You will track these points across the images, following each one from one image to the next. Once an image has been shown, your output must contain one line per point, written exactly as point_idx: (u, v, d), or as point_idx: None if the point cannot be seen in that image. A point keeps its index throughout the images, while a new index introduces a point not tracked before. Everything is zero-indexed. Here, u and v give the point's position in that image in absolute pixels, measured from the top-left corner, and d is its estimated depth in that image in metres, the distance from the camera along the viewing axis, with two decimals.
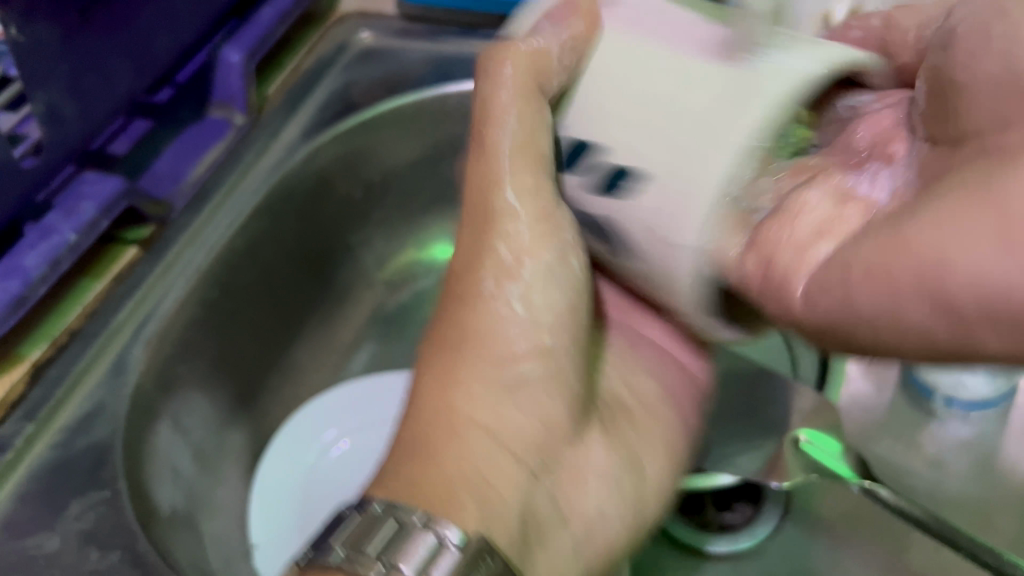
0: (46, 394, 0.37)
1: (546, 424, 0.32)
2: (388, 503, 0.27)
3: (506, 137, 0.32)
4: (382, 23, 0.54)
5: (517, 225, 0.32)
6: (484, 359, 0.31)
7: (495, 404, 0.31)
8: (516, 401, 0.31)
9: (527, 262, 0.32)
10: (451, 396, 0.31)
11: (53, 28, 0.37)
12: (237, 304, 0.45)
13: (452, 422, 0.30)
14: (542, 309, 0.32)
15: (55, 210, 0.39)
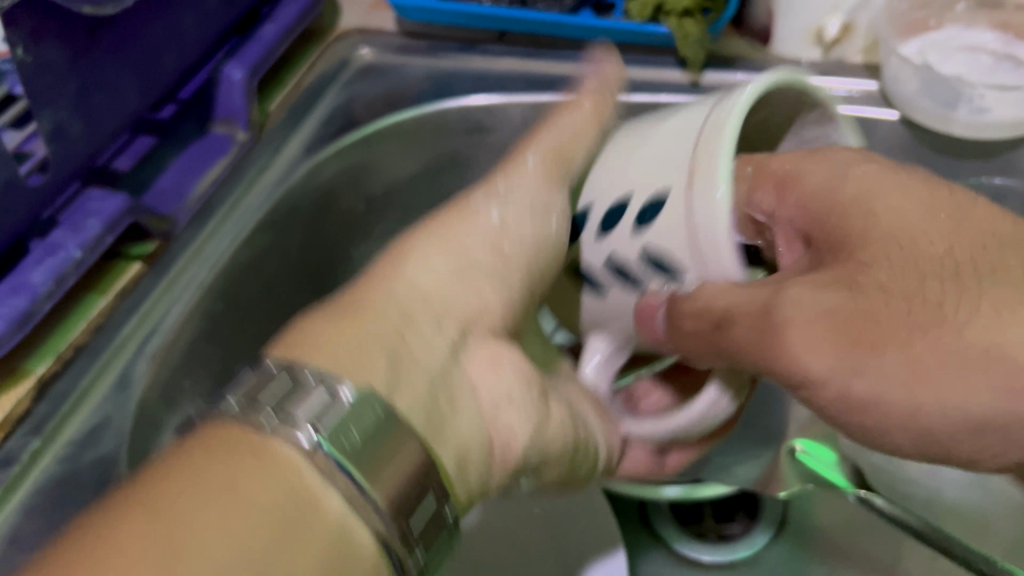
0: (51, 410, 0.37)
1: (484, 307, 0.30)
2: (284, 362, 0.25)
3: (519, 195, 0.34)
4: (383, 40, 0.55)
5: (508, 193, 0.34)
6: (442, 242, 0.31)
7: (442, 282, 0.30)
8: (463, 282, 0.30)
9: (515, 202, 0.34)
10: (401, 254, 0.30)
11: (62, 49, 0.38)
12: (242, 318, 0.45)
13: (389, 280, 0.29)
14: (515, 227, 0.33)
15: (62, 227, 0.40)
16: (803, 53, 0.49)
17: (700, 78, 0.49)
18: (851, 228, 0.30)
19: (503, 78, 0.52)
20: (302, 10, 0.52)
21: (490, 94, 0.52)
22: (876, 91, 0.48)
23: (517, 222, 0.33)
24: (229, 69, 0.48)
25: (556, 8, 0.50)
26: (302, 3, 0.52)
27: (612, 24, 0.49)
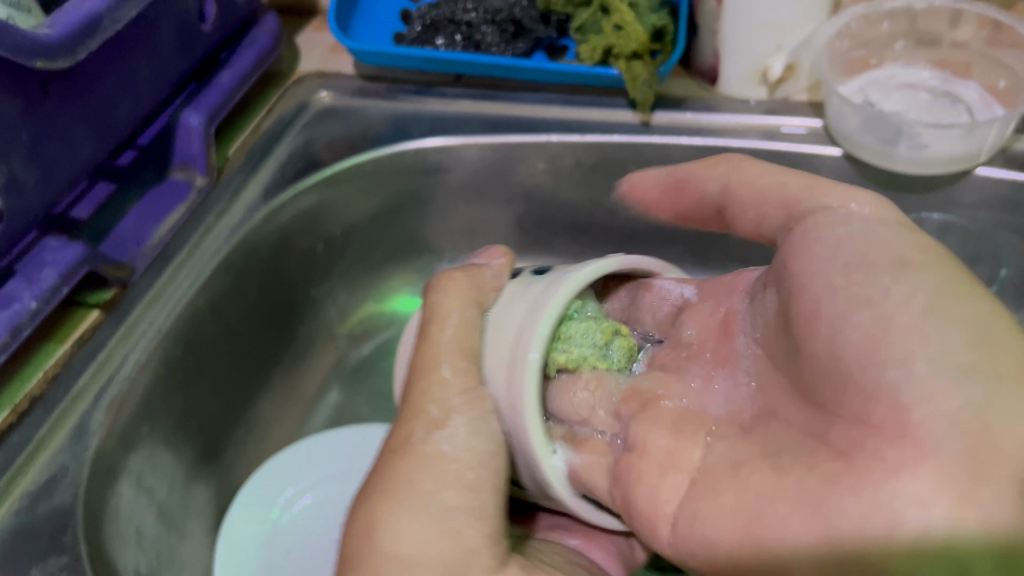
0: (7, 460, 0.37)
1: (463, 552, 0.30)
2: None
3: (449, 329, 0.37)
4: (341, 83, 0.56)
5: (444, 391, 0.35)
6: (409, 496, 0.31)
7: (412, 530, 0.30)
8: (443, 528, 0.30)
9: (454, 414, 0.34)
10: (376, 538, 0.30)
11: (13, 101, 0.38)
12: (200, 364, 0.46)
13: (373, 568, 0.29)
14: (465, 449, 0.33)
15: (17, 277, 0.40)
16: (750, 92, 0.50)
17: (650, 118, 0.50)
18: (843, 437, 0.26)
19: (459, 119, 0.53)
20: (259, 55, 0.53)
21: (443, 136, 0.53)
22: (821, 127, 0.49)
23: (467, 444, 0.33)
24: (187, 115, 0.49)
25: (507, 53, 0.51)
26: (259, 49, 0.53)
27: (566, 67, 0.50)
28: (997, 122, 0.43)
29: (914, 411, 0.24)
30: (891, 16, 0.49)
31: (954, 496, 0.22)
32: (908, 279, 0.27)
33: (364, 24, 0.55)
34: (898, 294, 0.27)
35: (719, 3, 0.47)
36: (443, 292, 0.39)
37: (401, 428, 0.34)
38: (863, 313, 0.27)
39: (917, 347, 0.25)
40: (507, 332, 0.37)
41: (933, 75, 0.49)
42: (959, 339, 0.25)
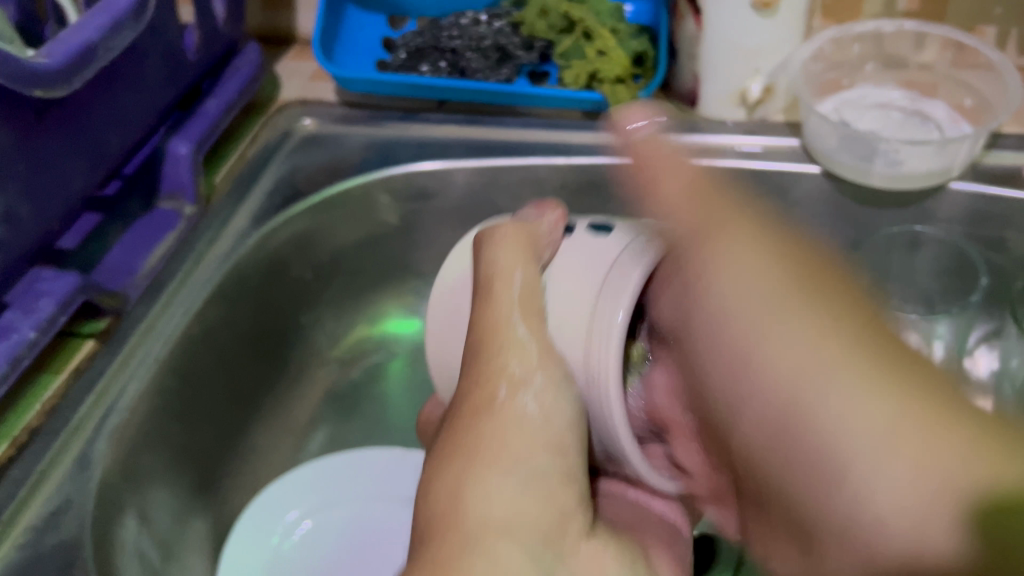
0: (8, 495, 0.37)
1: (548, 509, 0.32)
2: None
3: (516, 287, 0.37)
4: (323, 110, 0.56)
5: (519, 340, 0.36)
6: (491, 464, 0.32)
7: (506, 493, 0.31)
8: (533, 484, 0.32)
9: (537, 374, 0.36)
10: (467, 495, 0.30)
11: (9, 132, 0.38)
12: (196, 392, 0.45)
13: (470, 532, 0.29)
14: (552, 412, 0.35)
15: (13, 309, 0.39)
16: (728, 113, 0.52)
17: None
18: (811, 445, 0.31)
19: (446, 144, 0.54)
20: (243, 84, 0.53)
21: (434, 159, 0.53)
22: (797, 146, 0.51)
23: (551, 405, 0.35)
24: (175, 144, 0.48)
25: (492, 78, 0.51)
26: (243, 77, 0.53)
27: (552, 92, 0.51)
28: (969, 138, 0.45)
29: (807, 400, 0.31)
30: (861, 39, 0.52)
31: (939, 506, 0.27)
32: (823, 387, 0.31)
33: (345, 51, 0.55)
34: (779, 344, 0.33)
35: (699, 28, 0.49)
36: (500, 247, 0.39)
37: (478, 391, 0.35)
38: (829, 361, 0.31)
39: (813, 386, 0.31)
40: (574, 286, 0.38)
41: (902, 94, 0.51)
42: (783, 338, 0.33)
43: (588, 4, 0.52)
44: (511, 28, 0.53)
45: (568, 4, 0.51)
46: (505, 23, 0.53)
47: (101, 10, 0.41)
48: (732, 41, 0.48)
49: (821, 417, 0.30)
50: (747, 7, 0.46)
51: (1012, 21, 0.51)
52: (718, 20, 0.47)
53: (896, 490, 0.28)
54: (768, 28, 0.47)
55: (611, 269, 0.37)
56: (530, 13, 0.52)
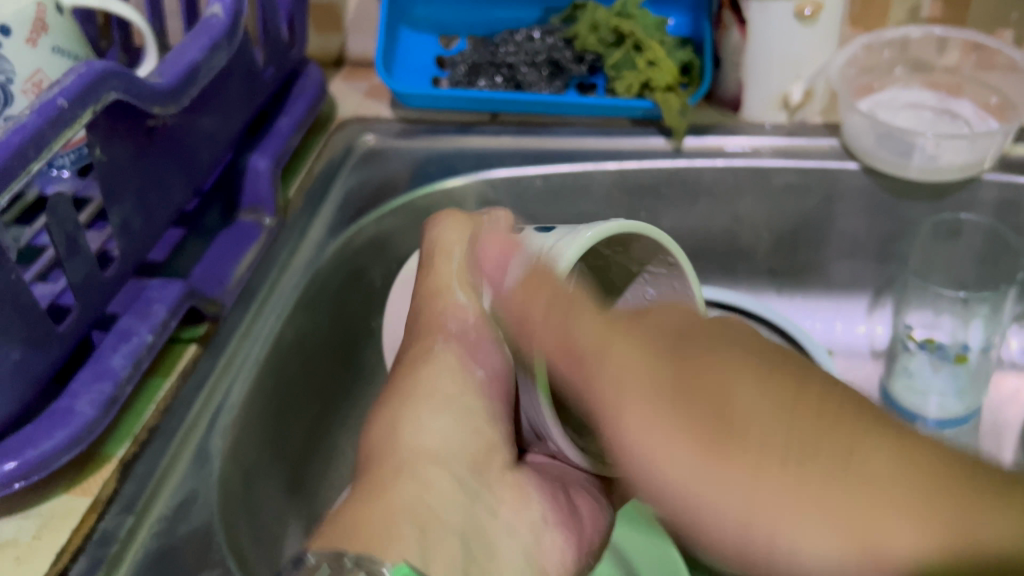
0: (138, 488, 0.39)
1: (470, 453, 0.37)
2: (357, 557, 0.29)
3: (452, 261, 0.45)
4: (383, 127, 0.59)
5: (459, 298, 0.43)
6: (422, 399, 0.39)
7: (433, 429, 0.37)
8: (459, 424, 0.38)
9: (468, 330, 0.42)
10: (398, 418, 0.37)
11: (127, 147, 0.40)
12: (288, 393, 0.47)
13: (402, 464, 0.34)
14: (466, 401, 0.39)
15: (128, 314, 0.42)
16: (769, 117, 0.55)
17: (681, 144, 0.55)
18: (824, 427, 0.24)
19: (503, 154, 0.57)
20: (311, 103, 0.56)
21: (498, 168, 0.56)
22: (838, 145, 0.54)
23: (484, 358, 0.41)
24: (255, 159, 0.51)
25: (547, 90, 0.55)
26: (309, 97, 0.56)
27: (606, 101, 0.54)
28: (998, 133, 0.49)
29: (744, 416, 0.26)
30: (889, 45, 0.55)
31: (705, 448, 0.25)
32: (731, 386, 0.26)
33: (404, 69, 0.58)
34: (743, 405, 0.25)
35: (744, 37, 0.52)
36: (447, 226, 0.46)
37: (422, 364, 0.41)
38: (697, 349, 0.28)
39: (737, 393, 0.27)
40: (529, 256, 0.38)
41: (930, 96, 0.55)
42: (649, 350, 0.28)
43: (635, 17, 0.55)
44: (564, 42, 0.56)
45: (617, 19, 0.54)
46: (558, 38, 0.56)
47: (200, 34, 0.44)
48: (777, 50, 0.51)
49: (740, 394, 0.25)
50: (790, 16, 0.50)
51: None
52: (762, 30, 0.51)
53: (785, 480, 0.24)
54: (808, 35, 0.51)
55: (557, 240, 0.37)
56: (582, 28, 0.55)
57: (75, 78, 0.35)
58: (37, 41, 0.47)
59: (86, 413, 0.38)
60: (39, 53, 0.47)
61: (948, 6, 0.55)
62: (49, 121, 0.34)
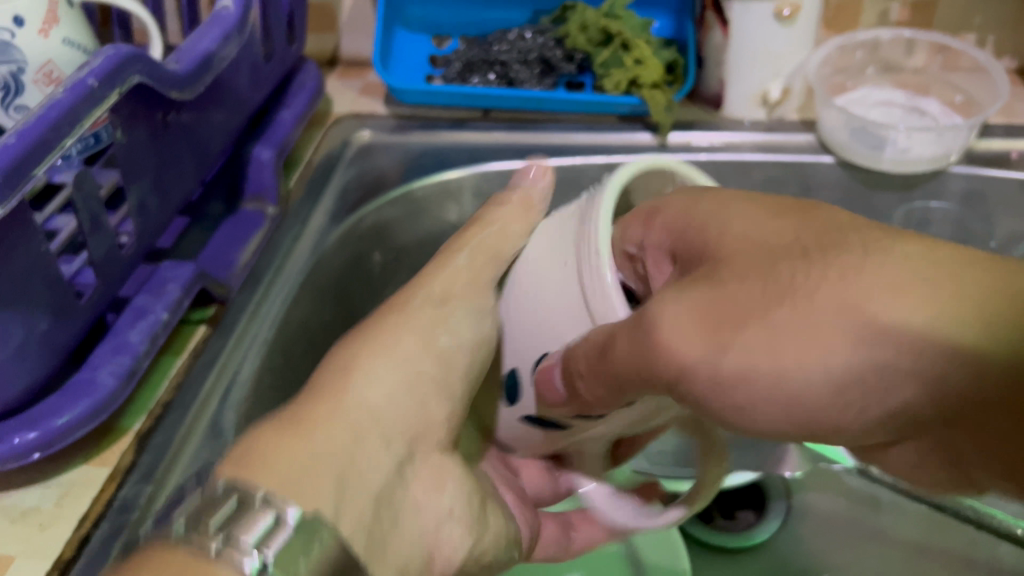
0: (156, 458, 0.40)
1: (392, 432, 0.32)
2: (229, 483, 0.27)
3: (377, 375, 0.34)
4: (378, 122, 0.61)
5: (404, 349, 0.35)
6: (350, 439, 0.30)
7: (375, 393, 0.33)
8: (410, 399, 0.34)
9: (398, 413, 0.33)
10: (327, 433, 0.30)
11: (145, 131, 0.42)
12: (294, 372, 0.49)
13: (321, 420, 0.30)
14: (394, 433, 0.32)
15: (143, 293, 0.43)
16: (748, 114, 0.58)
17: (666, 140, 0.57)
18: (764, 377, 0.26)
19: (497, 148, 0.59)
20: (311, 97, 0.58)
21: (490, 162, 0.58)
22: (815, 141, 0.57)
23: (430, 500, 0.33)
24: (259, 150, 0.53)
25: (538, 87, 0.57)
26: (309, 91, 0.58)
27: (594, 98, 0.56)
28: (964, 128, 0.52)
29: (817, 319, 0.25)
30: (862, 46, 0.58)
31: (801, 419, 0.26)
32: (859, 280, 0.25)
33: (399, 67, 0.60)
34: (898, 311, 0.24)
35: (725, 36, 0.55)
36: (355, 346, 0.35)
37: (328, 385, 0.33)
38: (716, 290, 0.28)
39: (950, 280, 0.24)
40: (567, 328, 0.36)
41: (900, 94, 0.58)
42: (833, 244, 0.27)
43: (622, 18, 0.57)
44: (554, 42, 0.58)
45: (606, 20, 0.57)
46: (549, 37, 0.58)
47: (212, 25, 0.45)
48: (760, 45, 0.54)
49: (836, 378, 0.25)
50: (769, 18, 0.53)
51: (990, 29, 0.59)
52: (743, 28, 0.54)
53: (824, 359, 0.25)
54: (786, 36, 0.54)
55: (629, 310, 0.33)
56: (572, 28, 0.57)
57: (104, 60, 0.37)
58: (49, 33, 0.48)
59: (107, 384, 0.39)
60: (50, 43, 0.49)
61: (915, 10, 0.59)
62: (80, 100, 0.35)
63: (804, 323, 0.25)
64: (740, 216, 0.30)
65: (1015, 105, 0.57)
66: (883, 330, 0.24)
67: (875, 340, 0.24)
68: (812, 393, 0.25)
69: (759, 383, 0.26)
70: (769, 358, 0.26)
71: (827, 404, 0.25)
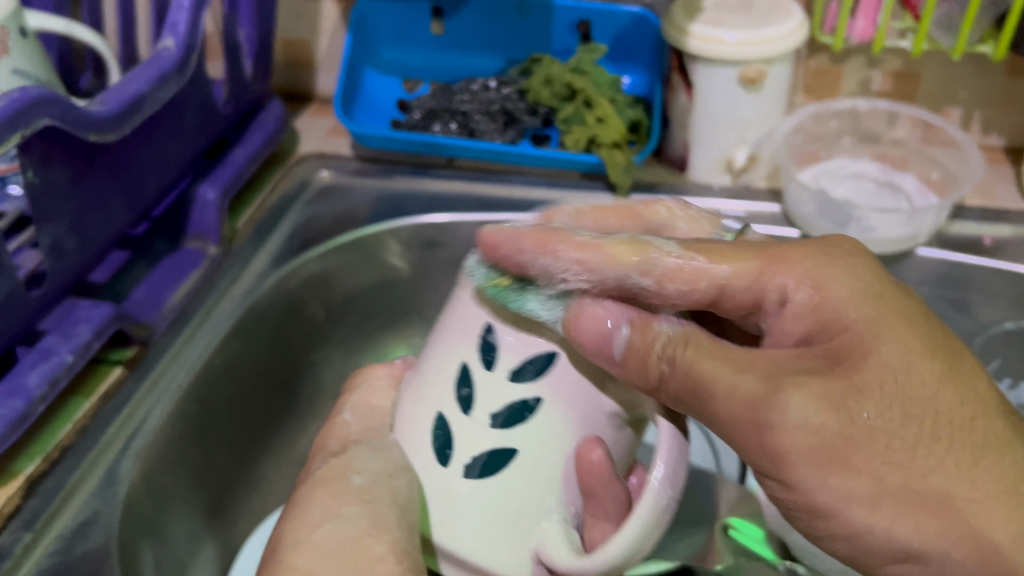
0: (42, 505, 0.39)
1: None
2: None
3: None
4: (341, 164, 0.60)
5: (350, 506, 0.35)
6: None
7: None
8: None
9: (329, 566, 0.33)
10: None
11: (65, 171, 0.41)
12: (215, 419, 0.48)
13: None
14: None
15: (53, 333, 0.43)
16: (714, 179, 0.56)
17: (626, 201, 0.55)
18: (934, 510, 0.28)
19: (454, 198, 0.58)
20: (268, 136, 0.58)
21: (442, 212, 0.57)
22: (779, 212, 0.55)
23: None
24: (204, 189, 0.52)
25: (498, 139, 0.56)
26: (267, 130, 0.58)
27: (553, 154, 0.54)
28: (934, 208, 0.49)
29: (856, 458, 0.28)
30: (838, 116, 0.56)
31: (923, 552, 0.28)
32: (796, 403, 0.28)
33: (364, 110, 0.59)
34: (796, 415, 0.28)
35: (690, 99, 0.53)
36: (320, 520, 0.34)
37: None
38: (832, 471, 0.28)
39: (974, 420, 0.29)
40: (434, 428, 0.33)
41: (874, 167, 0.55)
42: (818, 403, 0.28)
43: (589, 74, 0.56)
44: (518, 94, 0.57)
45: (571, 75, 0.55)
46: (513, 90, 0.58)
47: (149, 65, 0.45)
48: (726, 112, 0.53)
49: (955, 500, 0.28)
50: (736, 82, 0.51)
51: (975, 104, 0.56)
52: (707, 93, 0.52)
53: (887, 527, 0.28)
54: (754, 101, 0.53)
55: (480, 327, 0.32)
56: (536, 81, 0.56)
57: (7, 103, 0.36)
58: None
59: None
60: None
61: (897, 81, 0.56)
62: None
63: (828, 450, 0.28)
64: (722, 368, 0.30)
65: (994, 186, 0.55)
66: (947, 502, 0.28)
67: (931, 512, 0.28)
68: (838, 490, 0.28)
69: (833, 493, 0.28)
70: (868, 471, 0.28)
71: (830, 498, 0.28)
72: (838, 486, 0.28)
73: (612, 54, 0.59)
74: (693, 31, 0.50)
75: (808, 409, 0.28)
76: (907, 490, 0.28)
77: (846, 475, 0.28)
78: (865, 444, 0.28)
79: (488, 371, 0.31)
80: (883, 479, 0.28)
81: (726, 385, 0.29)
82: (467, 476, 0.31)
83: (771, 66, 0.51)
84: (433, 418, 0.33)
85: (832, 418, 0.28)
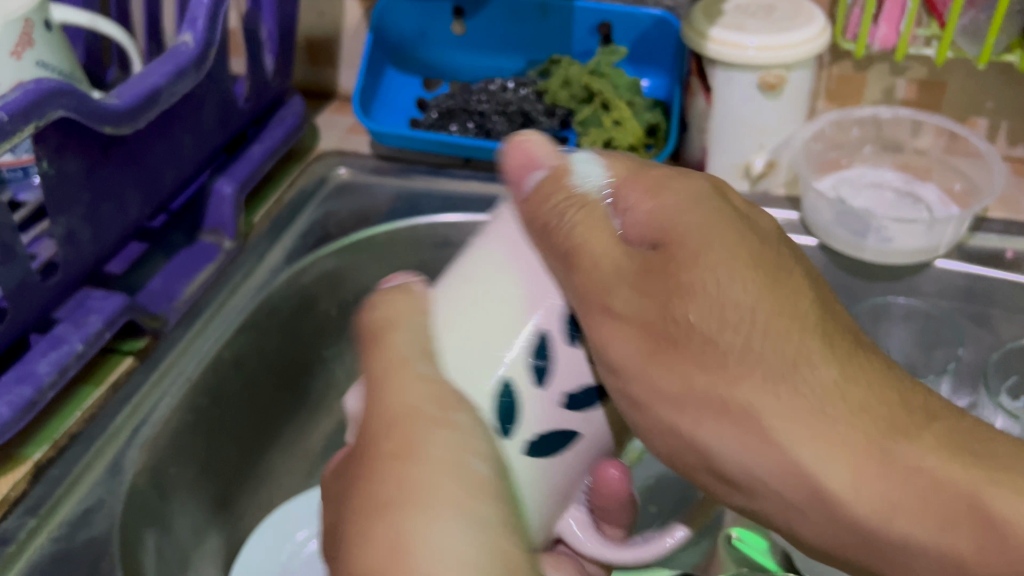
0: (47, 492, 0.40)
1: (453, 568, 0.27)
2: None
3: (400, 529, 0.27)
4: (359, 161, 0.60)
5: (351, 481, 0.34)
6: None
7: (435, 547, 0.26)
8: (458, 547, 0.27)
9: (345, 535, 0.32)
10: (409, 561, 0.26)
11: (79, 162, 0.42)
12: (223, 411, 0.48)
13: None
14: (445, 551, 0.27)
15: (65, 322, 0.43)
16: (732, 185, 0.55)
17: None
18: (824, 500, 0.28)
19: (469, 199, 0.58)
20: (286, 133, 0.59)
21: (456, 213, 0.57)
22: (797, 219, 0.54)
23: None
24: (221, 184, 0.53)
25: None
26: (286, 127, 0.59)
27: None
28: (954, 219, 0.48)
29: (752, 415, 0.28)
30: (860, 123, 0.55)
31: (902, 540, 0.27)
32: (678, 317, 0.28)
33: (383, 108, 0.60)
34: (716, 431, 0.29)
35: (708, 104, 0.53)
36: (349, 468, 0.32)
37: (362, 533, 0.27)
38: (685, 378, 0.29)
39: (791, 333, 0.28)
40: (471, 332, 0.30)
41: (896, 176, 0.55)
42: (639, 331, 0.29)
43: (608, 76, 0.55)
44: (536, 95, 0.58)
45: (589, 77, 0.55)
46: (530, 91, 0.58)
47: (167, 60, 0.46)
48: (744, 117, 0.52)
49: (791, 450, 0.28)
50: (754, 87, 0.51)
51: (1002, 114, 0.55)
52: (726, 98, 0.52)
53: (830, 482, 0.27)
54: (773, 107, 0.52)
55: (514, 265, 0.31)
56: (554, 83, 0.56)
57: (20, 95, 0.37)
58: (22, 55, 0.47)
59: (2, 414, 0.39)
60: (22, 66, 0.47)
61: (922, 89, 0.55)
62: None
63: (797, 479, 0.28)
64: (629, 298, 0.29)
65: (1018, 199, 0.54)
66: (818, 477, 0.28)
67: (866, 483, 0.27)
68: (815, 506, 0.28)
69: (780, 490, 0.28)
70: (789, 477, 0.28)
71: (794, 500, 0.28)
72: (660, 385, 0.29)
73: (632, 56, 0.59)
74: (712, 35, 0.50)
75: (632, 339, 0.29)
76: (751, 426, 0.28)
77: (734, 432, 0.28)
78: (698, 361, 0.28)
79: (541, 385, 0.30)
80: (696, 387, 0.28)
81: (607, 295, 0.29)
82: (523, 452, 0.30)
83: (791, 72, 0.50)
84: (495, 384, 0.30)
85: (676, 349, 0.29)
